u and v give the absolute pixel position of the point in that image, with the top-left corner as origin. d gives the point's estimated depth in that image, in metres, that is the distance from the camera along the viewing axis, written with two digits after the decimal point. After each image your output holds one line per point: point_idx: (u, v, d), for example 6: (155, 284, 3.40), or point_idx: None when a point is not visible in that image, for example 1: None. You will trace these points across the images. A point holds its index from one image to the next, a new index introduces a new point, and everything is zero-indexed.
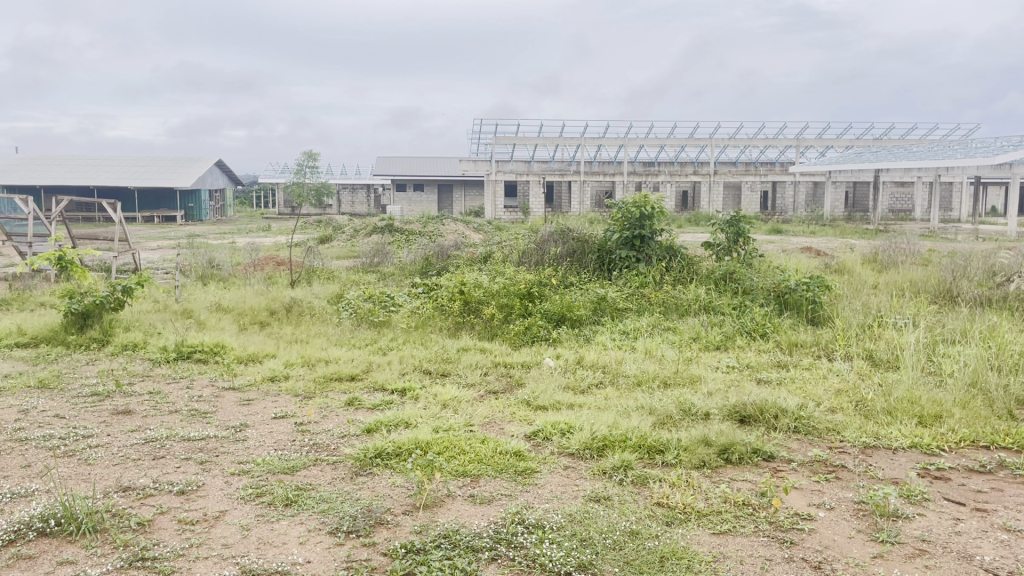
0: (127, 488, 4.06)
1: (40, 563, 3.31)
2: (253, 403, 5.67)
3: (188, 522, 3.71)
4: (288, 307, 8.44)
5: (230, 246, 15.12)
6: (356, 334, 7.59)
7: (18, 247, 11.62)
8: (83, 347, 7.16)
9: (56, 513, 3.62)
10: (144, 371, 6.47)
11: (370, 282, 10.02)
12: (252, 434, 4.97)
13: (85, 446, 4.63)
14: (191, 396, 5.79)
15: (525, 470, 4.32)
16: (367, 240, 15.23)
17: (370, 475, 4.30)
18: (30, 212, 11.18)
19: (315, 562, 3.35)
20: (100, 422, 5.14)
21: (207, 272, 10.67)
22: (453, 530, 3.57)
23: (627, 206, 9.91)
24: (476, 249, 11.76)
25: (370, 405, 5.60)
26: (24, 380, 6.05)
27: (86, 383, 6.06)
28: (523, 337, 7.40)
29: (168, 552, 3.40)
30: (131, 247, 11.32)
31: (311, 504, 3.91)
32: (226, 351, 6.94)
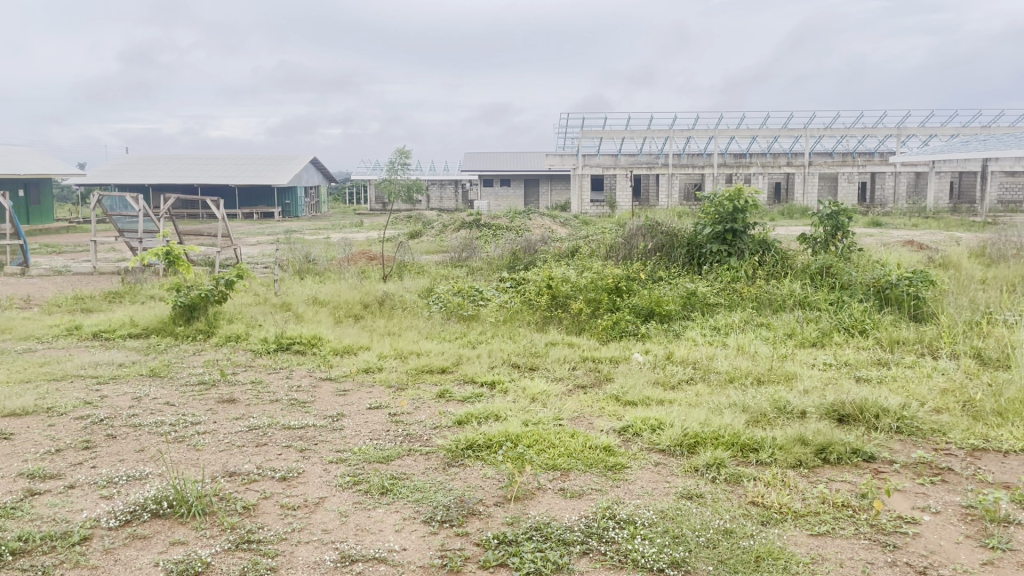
0: (233, 473, 4.25)
1: (155, 543, 3.50)
2: (348, 393, 5.84)
3: (290, 507, 3.86)
4: (381, 300, 8.63)
5: (326, 242, 15.56)
6: (446, 327, 7.72)
7: (130, 243, 12.26)
8: (190, 338, 7.53)
9: (169, 495, 3.82)
10: (246, 361, 6.75)
11: (459, 277, 10.14)
12: (348, 423, 5.13)
13: (194, 432, 4.87)
14: (290, 386, 6.02)
15: (615, 465, 4.31)
16: (455, 235, 15.40)
17: (462, 466, 4.38)
18: (141, 209, 11.79)
19: (410, 549, 3.44)
20: (207, 409, 5.39)
21: (305, 266, 11.02)
22: (544, 523, 3.60)
23: (719, 200, 9.70)
24: (563, 243, 11.74)
25: (461, 397, 5.69)
26: (137, 368, 6.41)
27: (193, 372, 6.36)
28: (612, 332, 7.37)
29: (273, 535, 3.55)
30: (233, 243, 11.78)
31: (405, 492, 4.01)
32: (323, 343, 7.16)
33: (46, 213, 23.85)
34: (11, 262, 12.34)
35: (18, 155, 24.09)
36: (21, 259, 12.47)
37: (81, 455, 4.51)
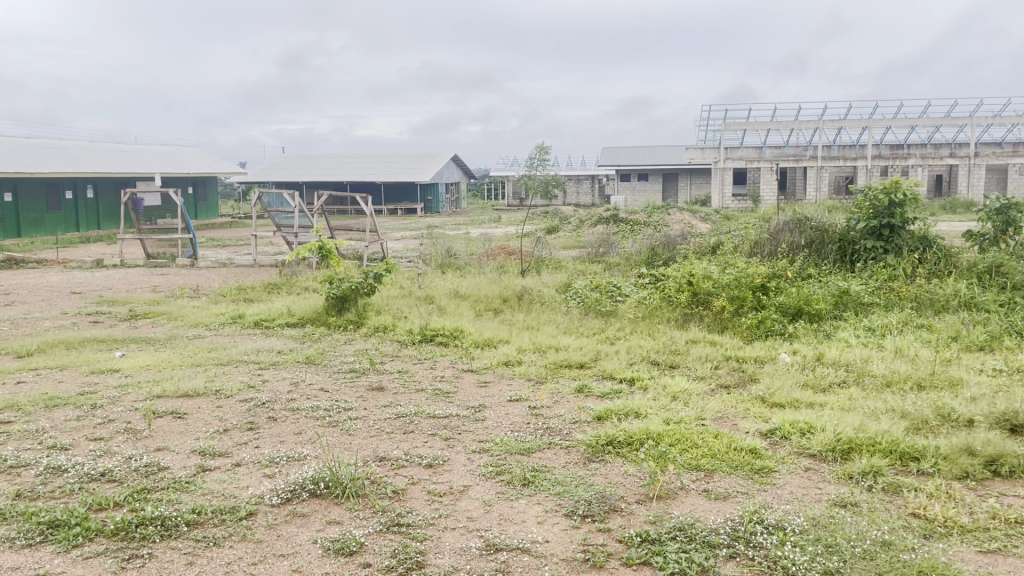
0: (382, 458, 4.43)
1: (313, 521, 3.70)
2: (490, 385, 5.97)
3: (436, 493, 3.99)
4: (520, 295, 8.74)
5: (466, 236, 15.92)
6: (584, 322, 7.72)
7: (286, 238, 12.99)
8: (342, 329, 7.91)
9: (324, 477, 4.03)
10: (393, 351, 7.02)
11: (597, 272, 10.12)
12: (490, 415, 5.23)
13: (346, 418, 5.12)
14: (434, 376, 6.22)
15: (762, 468, 4.17)
16: (593, 231, 15.37)
17: (603, 462, 4.37)
18: (297, 206, 12.48)
19: (553, 542, 3.47)
20: (357, 396, 5.65)
21: (446, 261, 11.31)
22: (688, 524, 3.53)
23: (874, 193, 9.18)
24: (705, 239, 11.47)
25: (600, 392, 5.68)
26: (295, 356, 6.79)
27: (345, 360, 6.68)
28: (756, 331, 7.14)
29: (421, 520, 3.67)
30: (380, 237, 12.26)
31: (546, 485, 4.05)
32: (464, 336, 7.33)
33: (211, 210, 25.66)
34: (182, 254, 13.37)
35: (187, 155, 26.03)
36: (191, 252, 13.48)
37: (245, 435, 4.84)
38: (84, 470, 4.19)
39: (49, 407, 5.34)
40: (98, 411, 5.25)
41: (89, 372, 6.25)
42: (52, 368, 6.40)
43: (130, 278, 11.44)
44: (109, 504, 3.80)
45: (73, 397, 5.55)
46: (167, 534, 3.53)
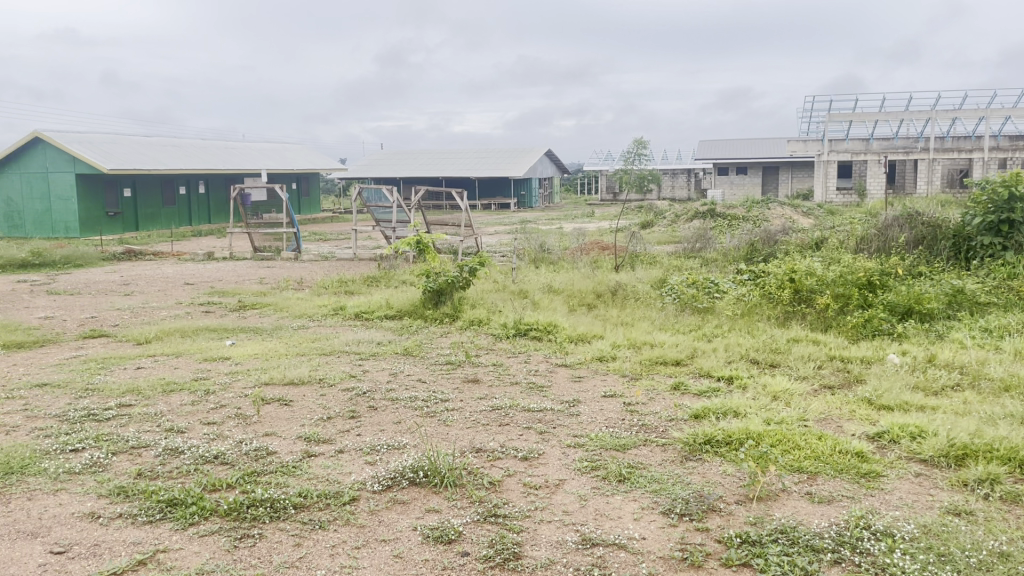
0: (479, 449, 4.50)
1: (413, 508, 3.79)
2: (584, 380, 5.96)
3: (532, 486, 4.02)
4: (614, 290, 8.68)
5: (559, 231, 15.92)
6: (680, 319, 7.61)
7: (384, 232, 13.30)
8: (438, 321, 8.05)
9: (423, 466, 4.12)
10: (488, 345, 7.10)
11: (693, 268, 9.96)
12: (584, 410, 5.23)
13: (443, 408, 5.21)
14: (529, 369, 6.26)
15: (869, 472, 4.02)
16: (689, 225, 15.11)
17: (701, 461, 4.31)
18: (395, 201, 12.75)
19: (650, 539, 3.44)
20: (453, 388, 5.75)
21: (539, 256, 11.34)
22: (790, 526, 3.44)
23: (993, 187, 8.69)
24: (806, 234, 11.11)
25: (697, 390, 5.59)
26: (393, 347, 6.96)
27: (441, 353, 6.80)
28: (862, 330, 6.88)
29: (517, 512, 3.71)
30: (474, 232, 12.40)
31: (643, 482, 4.02)
32: (558, 330, 7.34)
33: (313, 204, 26.52)
34: (286, 247, 13.87)
35: (290, 151, 26.97)
36: (295, 245, 13.98)
37: (348, 423, 4.99)
38: (199, 452, 4.41)
39: (166, 391, 5.64)
40: (211, 396, 5.51)
41: (202, 359, 6.58)
42: (169, 355, 6.76)
43: (239, 270, 11.96)
44: (222, 485, 3.99)
45: (188, 383, 5.85)
46: (275, 516, 3.68)
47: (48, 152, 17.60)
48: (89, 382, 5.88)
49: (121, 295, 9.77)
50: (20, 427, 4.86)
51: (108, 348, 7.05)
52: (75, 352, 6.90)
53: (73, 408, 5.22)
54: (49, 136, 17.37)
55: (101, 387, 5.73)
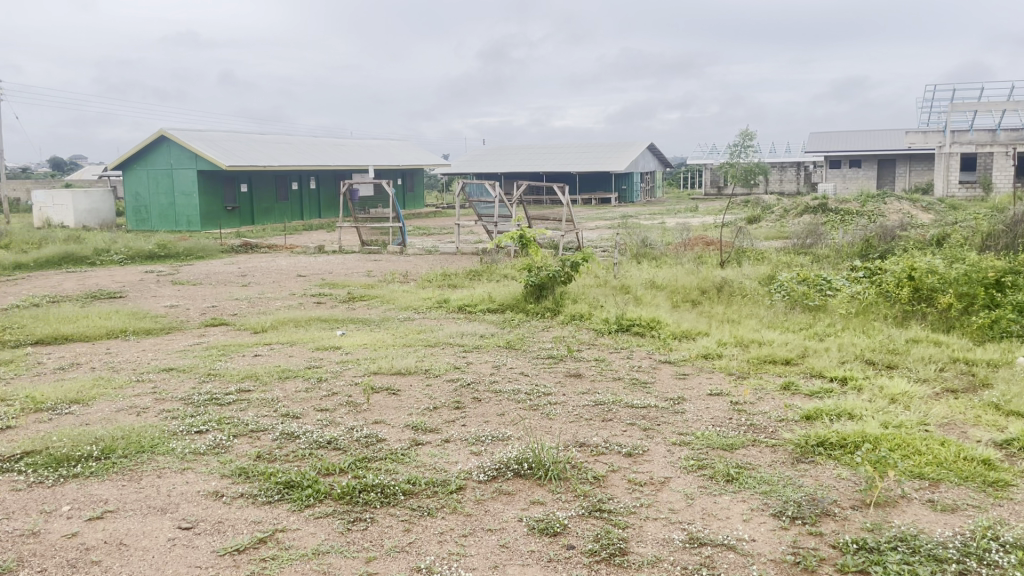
0: (583, 443, 4.49)
1: (517, 499, 3.83)
2: (688, 378, 5.86)
3: (637, 482, 3.98)
4: (720, 286, 8.49)
5: (662, 226, 15.70)
6: (790, 317, 7.38)
7: (487, 227, 13.44)
8: (539, 316, 8.08)
9: (528, 458, 4.15)
10: (590, 340, 7.07)
11: (803, 265, 9.63)
12: (689, 408, 5.14)
13: (547, 402, 5.23)
14: (632, 365, 6.21)
15: (997, 481, 3.80)
16: (798, 220, 14.62)
17: (813, 464, 4.16)
18: (498, 196, 12.87)
19: (760, 541, 3.36)
20: (556, 382, 5.76)
21: (642, 251, 11.21)
22: (910, 534, 3.29)
23: None
24: (927, 231, 10.56)
25: (808, 391, 5.41)
26: (496, 340, 7.03)
27: (543, 346, 6.83)
28: (989, 332, 6.49)
29: (622, 508, 3.68)
30: (576, 227, 12.37)
31: (752, 483, 3.92)
32: (662, 326, 7.24)
33: (417, 199, 27.07)
34: (392, 241, 14.22)
35: (395, 147, 27.59)
36: (400, 240, 14.31)
37: (453, 414, 5.07)
38: (313, 437, 4.58)
39: (281, 378, 5.89)
40: (324, 384, 5.72)
41: (314, 348, 6.82)
42: (283, 344, 7.04)
43: (348, 263, 12.33)
44: (335, 470, 4.13)
45: (301, 370, 6.09)
46: (385, 501, 3.78)
47: (173, 150, 18.62)
48: (211, 368, 6.20)
49: (239, 286, 10.24)
50: (150, 409, 5.18)
51: (228, 336, 7.41)
52: (198, 339, 7.29)
53: (197, 392, 5.52)
54: (174, 135, 18.37)
55: (222, 372, 6.03)
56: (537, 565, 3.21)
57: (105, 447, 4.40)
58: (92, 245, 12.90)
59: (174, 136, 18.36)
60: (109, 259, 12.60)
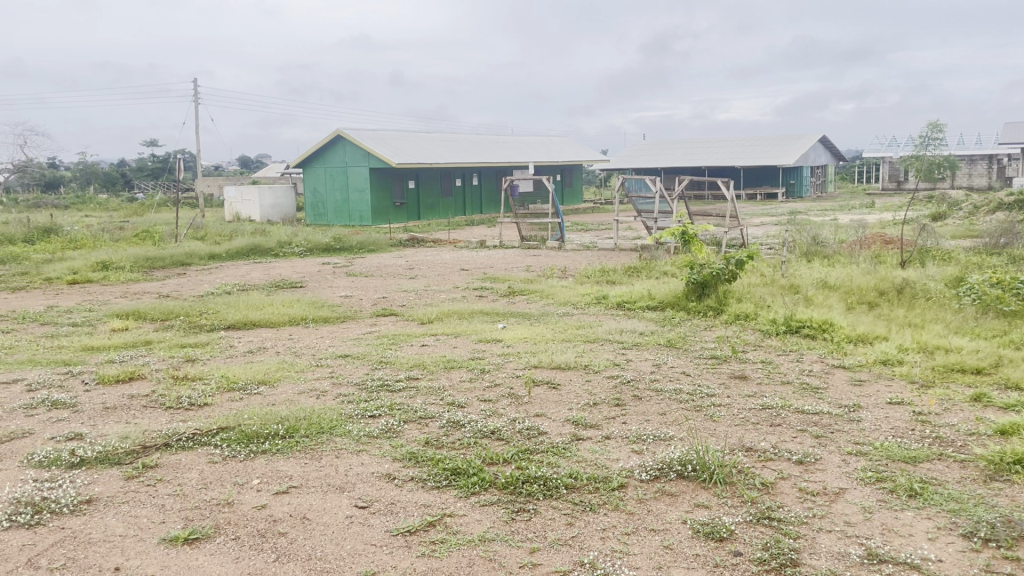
0: (749, 448, 4.34)
1: (681, 501, 3.76)
2: (865, 384, 5.52)
3: (809, 491, 3.80)
4: (900, 287, 7.94)
5: (836, 223, 14.89)
6: (980, 323, 6.80)
7: (647, 223, 13.27)
8: (702, 314, 7.89)
9: (692, 459, 4.06)
10: (756, 341, 6.83)
11: (997, 266, 8.83)
12: (866, 416, 4.84)
13: (710, 403, 5.10)
14: (801, 369, 5.93)
15: None
16: (992, 219, 13.40)
17: (1008, 483, 3.81)
18: (659, 191, 12.67)
19: (947, 563, 3.12)
20: (719, 382, 5.61)
21: (812, 249, 10.69)
22: None
23: None
24: None
25: (1002, 404, 4.95)
26: (657, 338, 6.93)
27: (706, 346, 6.66)
28: None
29: (793, 517, 3.53)
30: (740, 223, 11.97)
31: (938, 500, 3.64)
32: (835, 329, 6.87)
33: (576, 195, 27.14)
34: (551, 236, 14.34)
35: (555, 144, 27.80)
36: (559, 235, 14.41)
37: (614, 410, 5.05)
38: (478, 427, 4.71)
39: (447, 368, 6.09)
40: (487, 375, 5.87)
41: (477, 340, 7.00)
42: (448, 335, 7.28)
43: (508, 257, 12.56)
44: (499, 460, 4.22)
45: (466, 361, 6.27)
46: (548, 494, 3.83)
47: (348, 149, 19.69)
48: (382, 356, 6.51)
49: (407, 278, 10.67)
50: (328, 392, 5.51)
51: (397, 326, 7.76)
52: (370, 329, 7.68)
53: (371, 378, 5.83)
54: (349, 134, 19.42)
55: (393, 360, 6.32)
56: (703, 569, 3.14)
57: (290, 426, 4.72)
58: (275, 238, 13.88)
59: (349, 135, 19.40)
60: (291, 251, 13.50)
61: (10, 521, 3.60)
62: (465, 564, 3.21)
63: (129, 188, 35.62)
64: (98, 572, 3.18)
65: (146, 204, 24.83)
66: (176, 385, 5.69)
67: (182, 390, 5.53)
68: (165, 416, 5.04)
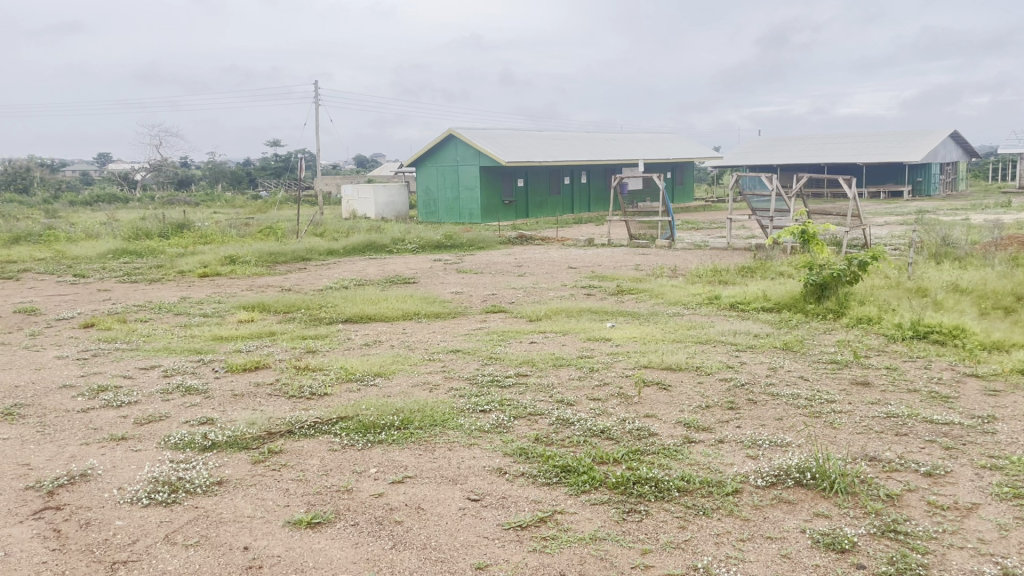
0: (873, 457, 4.16)
1: (799, 509, 3.64)
2: (1001, 395, 5.19)
3: (938, 505, 3.61)
4: None
5: (969, 223, 14.03)
6: None
7: (762, 222, 12.88)
8: (820, 317, 7.61)
9: (811, 467, 3.92)
10: (879, 346, 6.52)
11: None
12: (1002, 429, 4.55)
13: (830, 410, 4.91)
14: (930, 377, 5.63)
15: None
16: None
17: None
18: (775, 190, 12.28)
19: None
20: (839, 388, 5.40)
21: (942, 250, 10.12)
22: None
23: None
24: None
25: None
26: (772, 341, 6.73)
27: (825, 350, 6.42)
28: None
29: (921, 531, 3.36)
30: (862, 223, 11.45)
31: None
32: (967, 335, 6.48)
33: (686, 193, 26.65)
34: (661, 235, 14.15)
35: (666, 141, 27.38)
36: (670, 234, 14.20)
37: (727, 414, 4.94)
38: (587, 425, 4.70)
39: (556, 366, 6.10)
40: (596, 373, 5.85)
41: (586, 339, 6.99)
42: (557, 332, 7.30)
43: (617, 256, 12.48)
44: (609, 459, 4.21)
45: (575, 359, 6.27)
46: (660, 496, 3.78)
47: (459, 147, 20.02)
48: (492, 352, 6.60)
49: (516, 276, 10.76)
50: (440, 386, 5.63)
51: (506, 323, 7.85)
52: (480, 325, 7.79)
53: (481, 373, 5.91)
54: (460, 133, 19.74)
55: (502, 357, 6.40)
56: None
57: (404, 418, 4.86)
58: (389, 235, 14.28)
59: (461, 134, 19.73)
60: (403, 247, 13.85)
61: (149, 498, 3.86)
62: (577, 562, 3.21)
63: (254, 185, 37.37)
64: (228, 550, 3.36)
65: (269, 202, 26.01)
66: (298, 375, 5.95)
67: (304, 380, 5.77)
68: (287, 405, 5.27)
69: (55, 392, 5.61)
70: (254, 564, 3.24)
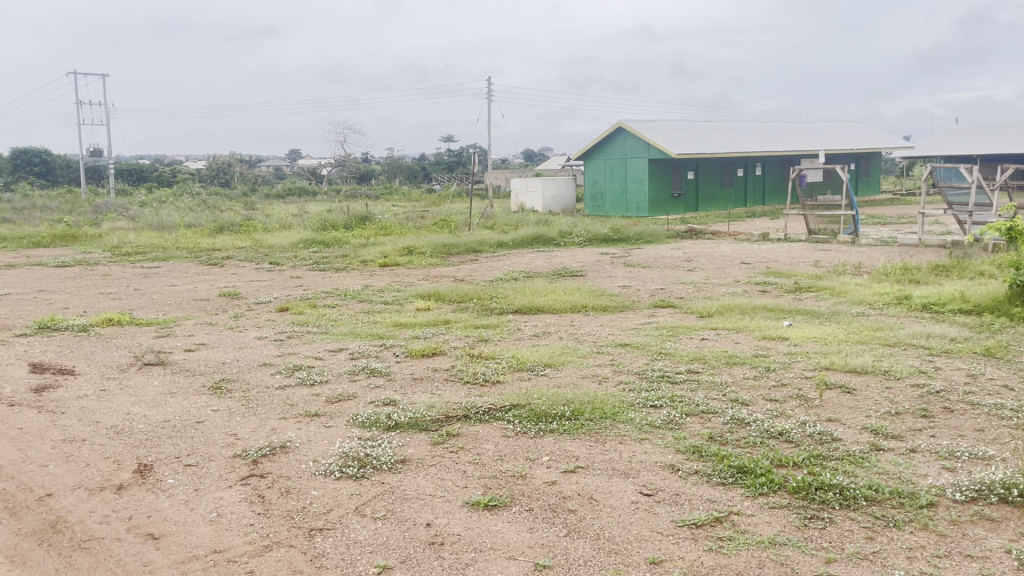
0: None
1: (1004, 528, 3.35)
2: None
3: None
4: None
5: None
6: None
7: (959, 217, 11.88)
8: None
9: (1019, 484, 3.60)
10: None
11: None
12: None
13: None
14: None
15: None
16: None
17: None
18: (975, 182, 11.29)
19: None
20: None
21: None
22: None
23: None
24: None
25: None
26: (971, 345, 6.21)
27: None
28: None
29: None
30: None
31: None
32: None
33: (871, 186, 25.02)
34: (843, 230, 13.38)
35: (849, 130, 25.84)
36: (853, 228, 13.40)
37: (919, 422, 4.62)
38: (764, 427, 4.55)
39: (729, 364, 5.94)
40: (772, 373, 5.65)
41: (761, 337, 6.76)
42: (730, 329, 7.11)
43: (794, 252, 11.95)
44: (789, 462, 4.05)
45: (750, 358, 6.09)
46: (845, 503, 3.60)
47: (628, 140, 19.86)
48: (662, 347, 6.53)
49: (686, 270, 10.56)
50: (610, 379, 5.65)
51: (677, 318, 7.74)
52: (649, 319, 7.72)
53: (651, 368, 5.87)
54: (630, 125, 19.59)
55: (673, 352, 6.31)
56: None
57: (575, 409, 4.91)
58: (557, 228, 14.42)
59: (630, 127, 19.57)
60: (571, 240, 13.96)
61: (341, 472, 4.14)
62: (755, 565, 3.13)
63: (429, 180, 38.90)
64: (412, 526, 3.55)
65: (443, 196, 26.96)
66: (472, 362, 6.15)
67: (478, 367, 5.97)
68: (463, 390, 5.47)
69: (257, 369, 6.14)
70: (436, 541, 3.40)
